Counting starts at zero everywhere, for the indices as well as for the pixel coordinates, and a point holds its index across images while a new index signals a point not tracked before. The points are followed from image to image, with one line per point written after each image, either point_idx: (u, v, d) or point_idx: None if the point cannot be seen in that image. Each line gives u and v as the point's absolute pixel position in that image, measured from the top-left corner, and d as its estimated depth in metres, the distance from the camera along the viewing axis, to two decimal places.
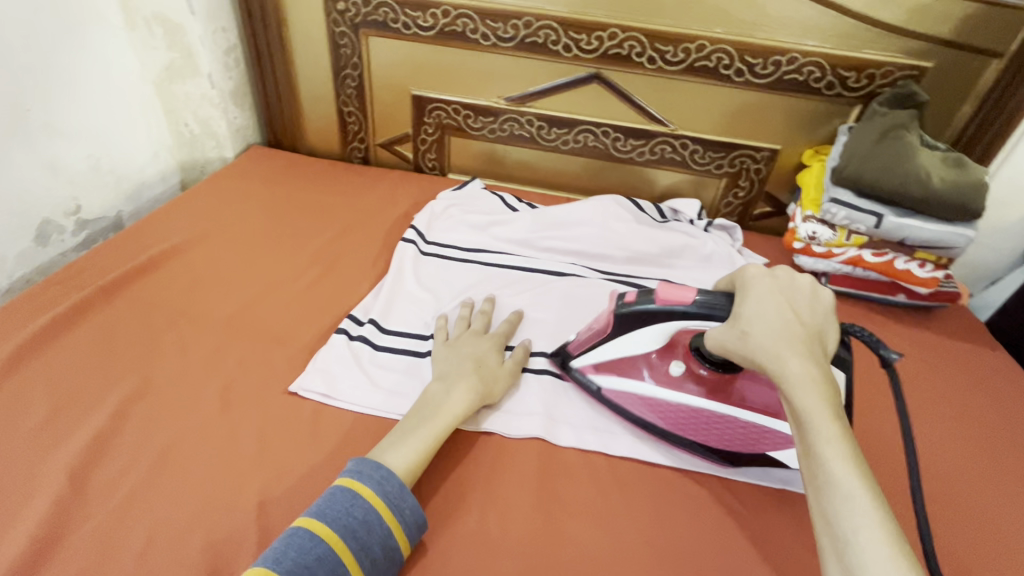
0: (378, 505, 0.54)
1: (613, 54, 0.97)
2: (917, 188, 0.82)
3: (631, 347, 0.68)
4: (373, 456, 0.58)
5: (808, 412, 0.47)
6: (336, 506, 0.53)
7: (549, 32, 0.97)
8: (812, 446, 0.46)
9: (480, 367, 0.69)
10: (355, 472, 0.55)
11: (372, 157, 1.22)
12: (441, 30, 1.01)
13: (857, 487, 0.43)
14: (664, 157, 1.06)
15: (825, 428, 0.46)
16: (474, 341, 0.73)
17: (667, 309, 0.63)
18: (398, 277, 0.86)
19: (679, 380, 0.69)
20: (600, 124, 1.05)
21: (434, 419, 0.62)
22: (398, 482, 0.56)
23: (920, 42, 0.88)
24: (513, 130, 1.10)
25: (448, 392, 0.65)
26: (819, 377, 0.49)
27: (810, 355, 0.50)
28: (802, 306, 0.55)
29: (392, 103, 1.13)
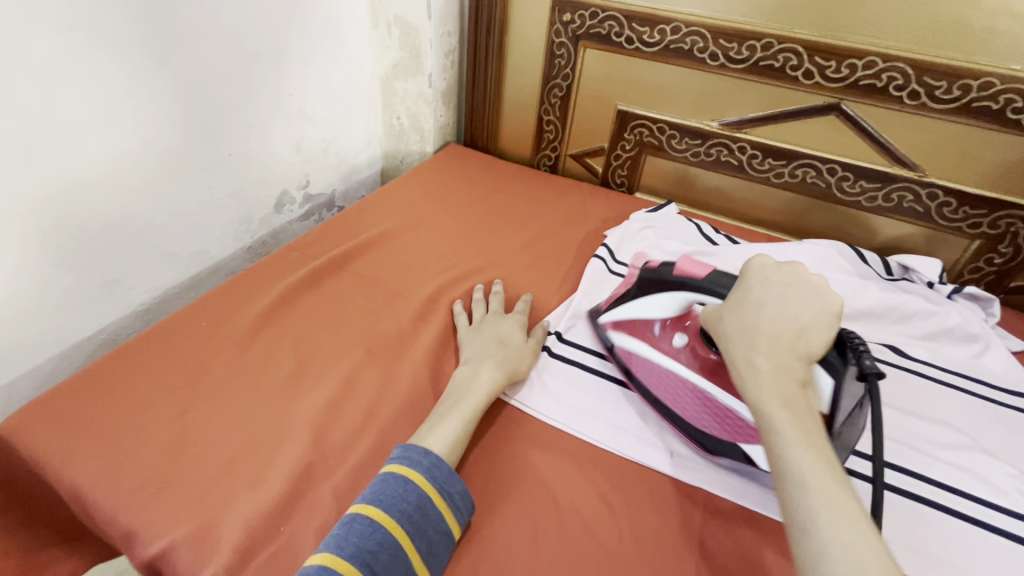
0: (430, 492, 0.53)
1: (865, 85, 0.86)
2: None
3: (647, 309, 0.70)
4: (413, 443, 0.57)
5: (764, 410, 0.51)
6: (389, 491, 0.52)
7: (790, 56, 0.89)
8: (771, 444, 0.49)
9: (507, 351, 0.70)
10: (404, 459, 0.54)
11: (560, 166, 1.23)
12: (666, 47, 0.98)
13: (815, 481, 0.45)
14: (901, 206, 0.93)
15: (783, 427, 0.49)
16: (494, 324, 0.75)
17: (678, 280, 0.65)
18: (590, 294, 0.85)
19: (679, 352, 0.68)
20: (827, 161, 0.94)
21: (467, 398, 0.62)
22: (446, 469, 0.55)
23: None
24: (721, 157, 1.03)
25: (477, 372, 0.65)
26: (785, 374, 0.53)
27: (781, 355, 0.54)
28: (798, 306, 0.57)
29: (595, 116, 1.12)
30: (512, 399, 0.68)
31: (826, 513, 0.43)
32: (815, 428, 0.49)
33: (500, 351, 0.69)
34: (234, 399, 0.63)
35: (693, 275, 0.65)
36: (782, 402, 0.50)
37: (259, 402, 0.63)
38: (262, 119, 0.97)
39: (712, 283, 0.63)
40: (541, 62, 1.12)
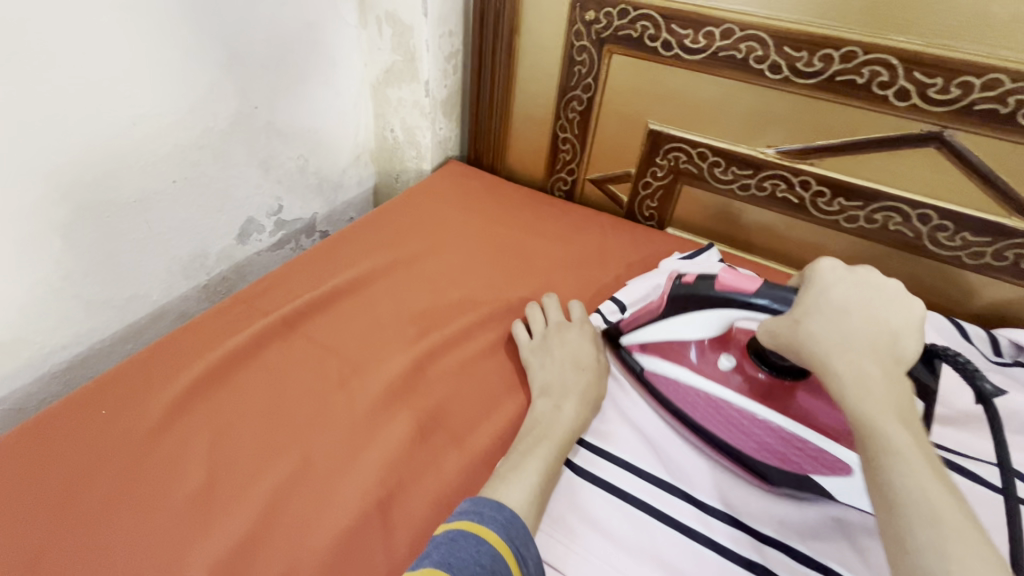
0: (505, 552, 0.45)
1: (983, 109, 0.65)
2: None
3: (682, 329, 0.62)
4: (486, 496, 0.50)
5: (861, 379, 0.43)
6: (461, 553, 0.44)
7: (879, 70, 0.68)
8: (859, 411, 0.42)
9: (587, 379, 0.63)
10: (474, 515, 0.47)
11: (577, 192, 1.04)
12: (713, 54, 0.78)
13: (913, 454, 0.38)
14: (1018, 267, 0.72)
15: (874, 395, 0.42)
16: (560, 337, 0.68)
17: (723, 296, 0.56)
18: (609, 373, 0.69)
19: (727, 376, 0.62)
20: (920, 205, 0.74)
21: (550, 440, 0.56)
22: (523, 530, 0.47)
23: None
24: (777, 193, 0.83)
25: (559, 409, 0.59)
26: (880, 354, 0.45)
27: (879, 339, 0.46)
28: (892, 304, 0.49)
29: (621, 135, 0.93)
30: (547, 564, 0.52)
31: (927, 485, 0.36)
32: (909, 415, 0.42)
33: (579, 379, 0.63)
34: (120, 528, 0.51)
35: (739, 289, 0.55)
36: (880, 377, 0.43)
37: (149, 541, 0.50)
38: (219, 137, 0.81)
39: (762, 300, 0.53)
40: (559, 68, 0.93)
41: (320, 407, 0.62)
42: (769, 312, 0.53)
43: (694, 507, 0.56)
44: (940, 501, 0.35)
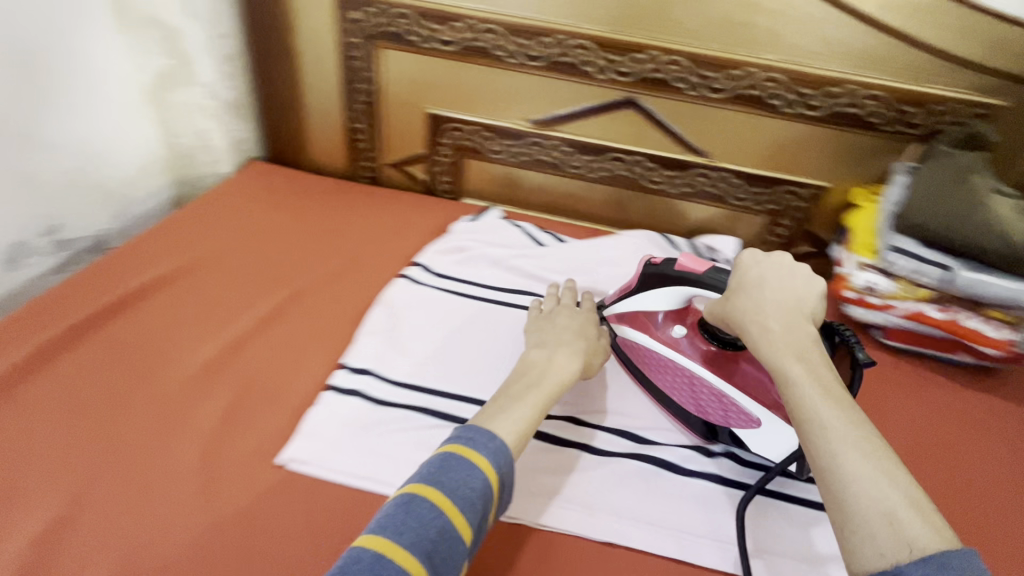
0: (491, 477, 0.49)
1: (651, 77, 0.89)
2: (993, 241, 0.71)
3: (647, 301, 0.71)
4: (482, 425, 0.53)
5: (783, 368, 0.52)
6: (454, 474, 0.47)
7: (581, 52, 0.89)
8: (797, 401, 0.50)
9: (583, 345, 0.69)
10: (468, 441, 0.50)
11: (380, 176, 1.14)
12: (463, 45, 0.93)
13: (850, 433, 0.46)
14: (700, 190, 0.99)
15: (805, 386, 0.50)
16: (569, 314, 0.74)
17: (679, 276, 0.66)
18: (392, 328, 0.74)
19: (679, 343, 0.70)
20: (632, 152, 0.97)
21: (539, 388, 0.60)
22: (508, 457, 0.52)
23: (992, 78, 0.79)
24: (537, 156, 1.02)
25: (552, 356, 0.65)
26: (793, 335, 0.54)
27: (783, 318, 0.56)
28: (797, 276, 0.59)
29: (406, 121, 1.04)
30: (287, 461, 0.58)
31: (855, 456, 0.45)
32: (833, 385, 0.50)
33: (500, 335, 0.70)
34: None
35: (692, 271, 0.66)
36: (796, 357, 0.52)
37: None
38: None
39: (714, 278, 0.64)
40: (338, 64, 1.01)
41: (127, 393, 0.63)
42: (714, 288, 0.64)
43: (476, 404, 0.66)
44: (863, 464, 0.44)
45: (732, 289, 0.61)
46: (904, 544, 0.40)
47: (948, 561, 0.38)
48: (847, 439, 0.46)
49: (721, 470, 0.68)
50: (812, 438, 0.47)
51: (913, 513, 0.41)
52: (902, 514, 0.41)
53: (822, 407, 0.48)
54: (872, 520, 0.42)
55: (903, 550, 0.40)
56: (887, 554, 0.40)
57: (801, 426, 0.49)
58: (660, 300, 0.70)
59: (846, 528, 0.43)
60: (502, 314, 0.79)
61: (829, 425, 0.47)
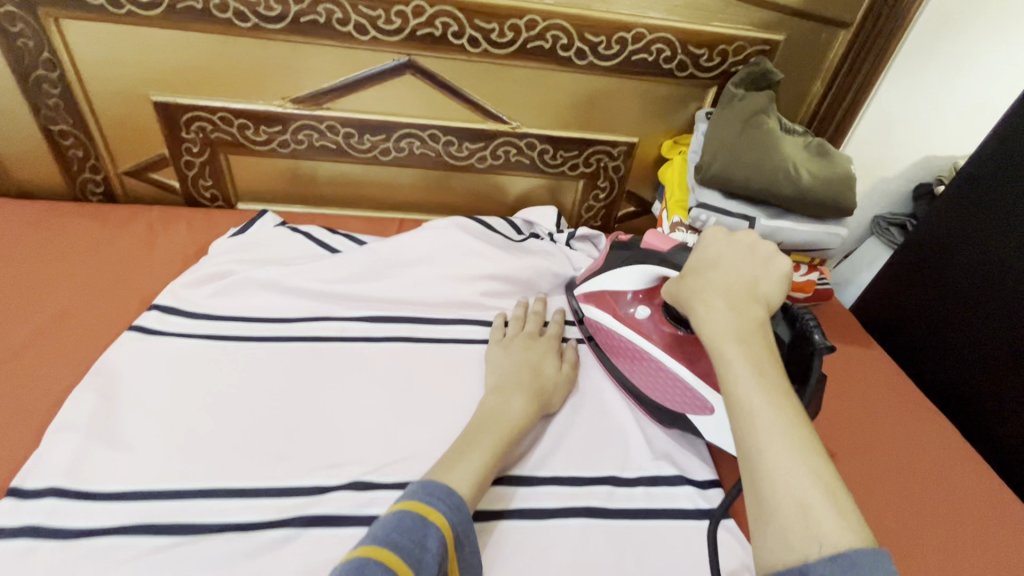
0: (449, 537, 0.43)
1: (423, 35, 0.74)
2: (787, 185, 0.69)
3: (616, 281, 0.67)
4: (434, 478, 0.47)
5: (720, 348, 0.43)
6: (408, 534, 0.41)
7: (331, 8, 0.71)
8: (722, 380, 0.42)
9: (541, 382, 0.62)
10: (423, 497, 0.45)
11: (118, 190, 0.88)
12: (171, 7, 0.70)
13: (774, 423, 0.38)
14: (511, 161, 0.88)
15: (738, 364, 0.41)
16: (529, 345, 0.67)
17: (644, 255, 0.63)
18: (103, 411, 0.54)
19: (644, 323, 0.66)
20: (425, 127, 0.83)
21: (489, 428, 0.54)
22: (468, 513, 0.47)
23: (770, 13, 0.76)
24: (314, 142, 0.84)
25: (507, 402, 0.57)
26: (745, 317, 0.45)
27: (725, 291, 0.47)
28: (753, 256, 0.50)
29: (129, 116, 0.79)
30: None
31: (776, 442, 0.37)
32: (776, 370, 0.42)
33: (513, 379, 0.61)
34: None
35: (657, 249, 0.62)
36: (732, 332, 0.44)
37: None
38: None
39: (676, 255, 0.59)
40: None
41: None
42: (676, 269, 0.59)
43: (221, 498, 0.49)
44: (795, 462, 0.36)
45: (689, 266, 0.53)
46: (813, 537, 0.33)
47: (860, 561, 0.31)
48: (771, 427, 0.38)
49: (544, 502, 0.56)
50: (733, 420, 0.40)
51: (834, 508, 0.34)
52: (817, 507, 0.34)
53: (749, 385, 0.40)
54: (783, 507, 0.35)
55: (812, 544, 0.33)
56: (796, 548, 0.33)
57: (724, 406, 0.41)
58: (628, 278, 0.65)
59: (760, 520, 0.36)
60: (272, 356, 0.62)
61: (754, 409, 0.39)
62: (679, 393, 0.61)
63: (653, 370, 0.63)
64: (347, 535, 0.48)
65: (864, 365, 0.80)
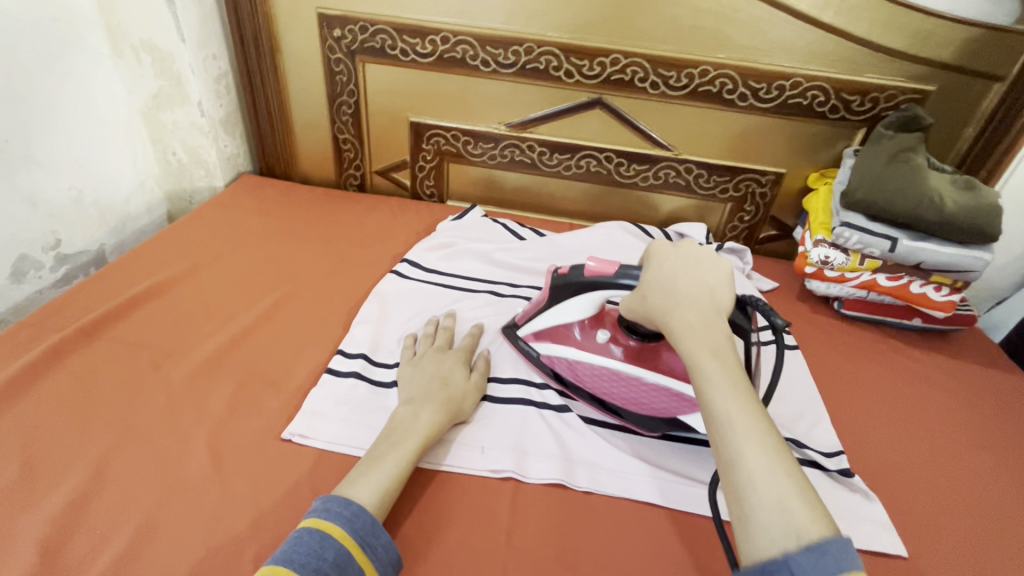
0: (349, 546, 0.48)
1: (616, 79, 0.96)
2: (930, 211, 0.78)
3: (565, 314, 0.71)
4: (336, 492, 0.52)
5: (697, 361, 0.49)
6: (304, 549, 0.47)
7: (550, 58, 0.96)
8: (703, 392, 0.47)
9: (450, 392, 0.65)
10: (321, 512, 0.49)
11: (367, 184, 1.19)
12: (440, 56, 0.99)
13: (755, 436, 0.43)
14: (669, 182, 1.06)
15: (714, 375, 0.47)
16: (438, 359, 0.70)
17: (590, 280, 0.65)
18: (383, 318, 0.79)
19: (605, 348, 0.69)
20: (603, 149, 1.04)
21: (404, 443, 0.58)
22: (372, 520, 0.50)
23: (922, 67, 0.87)
24: (514, 157, 1.08)
25: (416, 414, 0.61)
26: (710, 329, 0.51)
27: (699, 307, 0.53)
28: (703, 269, 0.57)
29: (390, 130, 1.10)
30: (294, 435, 0.62)
31: (750, 448, 0.43)
32: (742, 381, 0.48)
33: (443, 393, 0.64)
34: None
35: (604, 273, 0.64)
36: (710, 351, 0.49)
37: None
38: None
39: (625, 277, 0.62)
40: (322, 79, 1.07)
41: (134, 387, 0.67)
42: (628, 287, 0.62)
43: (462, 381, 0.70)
44: (772, 466, 0.42)
45: (645, 285, 0.59)
46: (792, 531, 0.39)
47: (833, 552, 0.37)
48: (743, 434, 0.43)
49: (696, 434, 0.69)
50: (718, 435, 0.45)
51: (801, 501, 0.40)
52: (793, 503, 0.40)
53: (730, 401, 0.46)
54: (764, 506, 0.40)
55: (790, 537, 0.38)
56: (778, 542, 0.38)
57: (706, 419, 0.46)
58: (576, 308, 0.69)
59: (739, 509, 0.42)
60: (487, 302, 0.84)
61: (731, 416, 0.45)
62: (660, 397, 0.67)
63: (630, 386, 0.68)
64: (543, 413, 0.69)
65: (1010, 387, 0.83)
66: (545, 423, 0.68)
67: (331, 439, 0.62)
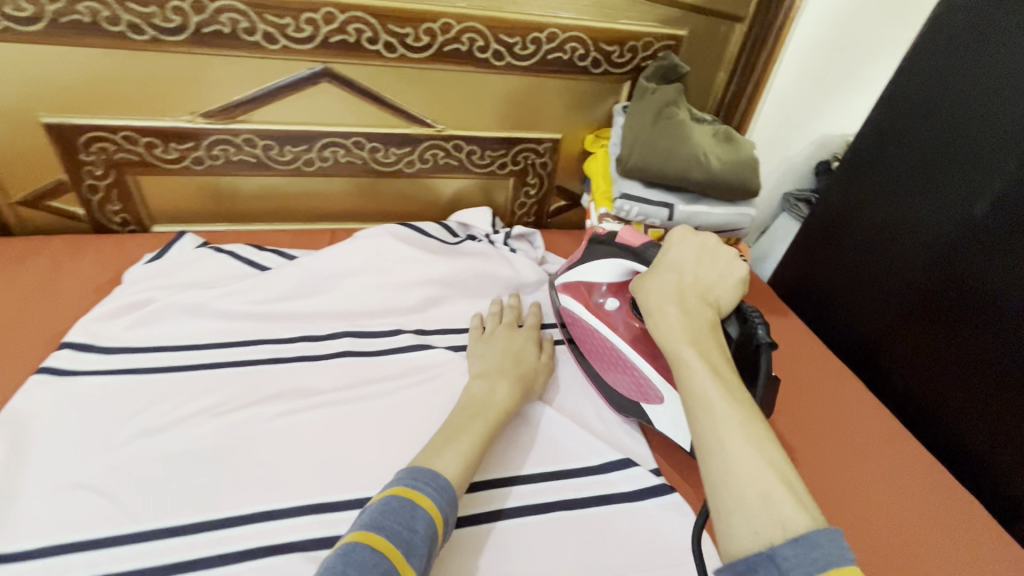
0: (436, 518, 0.45)
1: (338, 41, 0.73)
2: (698, 172, 0.73)
3: (590, 274, 0.71)
4: (423, 465, 0.49)
5: (676, 347, 0.49)
6: (395, 516, 0.43)
7: (235, 17, 0.68)
8: (681, 375, 0.46)
9: (523, 369, 0.64)
10: (411, 482, 0.46)
11: (12, 224, 0.80)
12: (54, 22, 0.65)
13: (730, 414, 0.42)
14: (439, 164, 0.88)
15: (690, 359, 0.47)
16: (508, 336, 0.69)
17: (619, 247, 0.68)
18: (12, 462, 0.50)
19: (611, 315, 0.69)
20: (349, 134, 0.82)
21: (482, 415, 0.57)
22: (457, 497, 0.48)
23: (672, 9, 0.80)
24: (231, 157, 0.80)
25: (493, 389, 0.60)
26: (694, 318, 0.51)
27: (682, 299, 0.53)
28: (716, 264, 0.57)
29: (17, 141, 0.73)
30: None
31: (733, 437, 0.40)
32: (727, 373, 0.47)
33: (516, 368, 0.64)
34: None
35: (631, 242, 0.67)
36: (691, 339, 0.49)
37: None
38: None
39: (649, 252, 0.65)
40: None
41: None
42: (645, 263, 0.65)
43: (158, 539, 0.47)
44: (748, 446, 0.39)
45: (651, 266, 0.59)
46: (777, 523, 0.35)
47: (820, 540, 0.33)
48: (726, 418, 0.41)
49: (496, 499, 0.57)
50: (696, 427, 0.42)
51: (786, 488, 0.37)
52: (778, 493, 0.36)
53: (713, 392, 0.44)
54: (742, 497, 0.37)
55: (776, 530, 0.35)
56: (763, 535, 0.35)
57: (689, 407, 0.44)
58: (605, 269, 0.69)
59: (718, 507, 0.38)
60: (201, 383, 0.60)
61: (711, 401, 0.43)
62: (626, 377, 0.66)
63: (611, 358, 0.67)
64: (312, 554, 0.48)
65: (782, 329, 0.87)
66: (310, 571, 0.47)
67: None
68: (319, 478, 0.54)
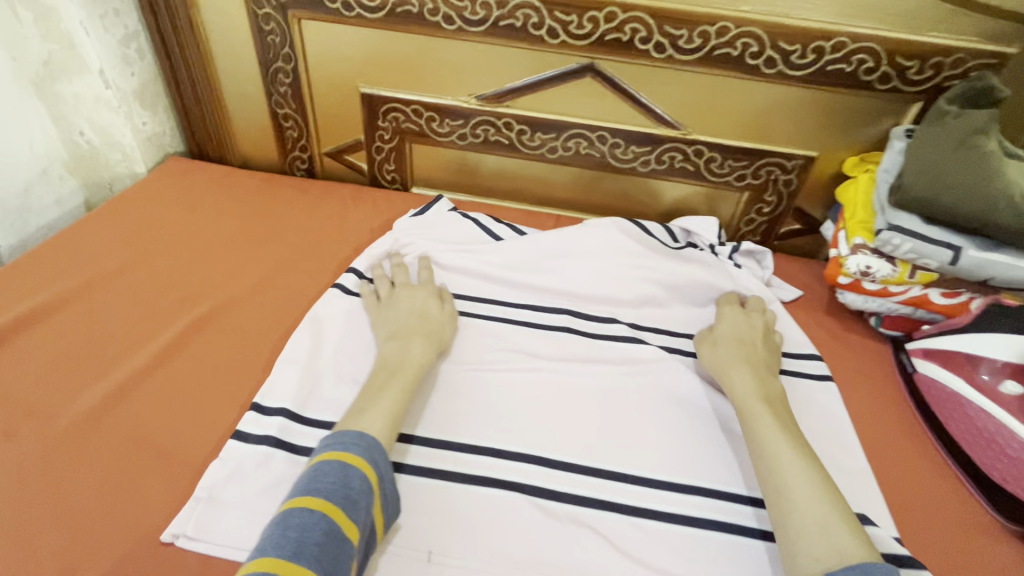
0: (370, 475, 0.47)
1: (611, 39, 0.77)
2: (1009, 215, 0.61)
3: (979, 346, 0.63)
4: (347, 427, 0.51)
5: (751, 416, 0.56)
6: (327, 478, 0.45)
7: (529, 13, 0.76)
8: (754, 440, 0.54)
9: (428, 324, 0.65)
10: (332, 445, 0.48)
11: (317, 169, 1.01)
12: (391, 11, 0.80)
13: (800, 468, 0.50)
14: (674, 167, 0.88)
15: (761, 420, 0.55)
16: (406, 295, 0.69)
17: None
18: (314, 351, 0.65)
19: (1007, 397, 0.60)
20: (595, 128, 0.86)
21: (399, 376, 0.58)
22: (384, 452, 0.50)
23: (1003, 23, 0.68)
24: (489, 137, 0.90)
25: (403, 349, 0.61)
26: (767, 387, 0.59)
27: (753, 373, 0.60)
28: (754, 339, 0.66)
29: (339, 104, 0.92)
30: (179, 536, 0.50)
31: (807, 492, 0.48)
32: (800, 439, 0.54)
33: (421, 325, 0.65)
34: None
35: None
36: (767, 409, 0.56)
37: None
38: None
39: None
40: (249, 37, 0.88)
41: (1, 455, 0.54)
42: None
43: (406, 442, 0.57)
44: (820, 498, 0.47)
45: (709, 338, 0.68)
46: (835, 551, 0.43)
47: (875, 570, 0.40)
48: (791, 470, 0.50)
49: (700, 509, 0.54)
50: (768, 483, 0.50)
51: (851, 537, 0.44)
52: (836, 529, 0.45)
53: (783, 449, 0.52)
54: (808, 530, 0.45)
55: (834, 556, 0.43)
56: (821, 560, 0.43)
57: (761, 459, 0.52)
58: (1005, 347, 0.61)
59: (787, 543, 0.46)
60: None
61: (783, 457, 0.51)
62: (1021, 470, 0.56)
63: (1000, 446, 0.58)
64: (537, 502, 0.54)
65: None
66: (535, 517, 0.52)
67: (226, 540, 0.50)
68: (540, 436, 0.59)
